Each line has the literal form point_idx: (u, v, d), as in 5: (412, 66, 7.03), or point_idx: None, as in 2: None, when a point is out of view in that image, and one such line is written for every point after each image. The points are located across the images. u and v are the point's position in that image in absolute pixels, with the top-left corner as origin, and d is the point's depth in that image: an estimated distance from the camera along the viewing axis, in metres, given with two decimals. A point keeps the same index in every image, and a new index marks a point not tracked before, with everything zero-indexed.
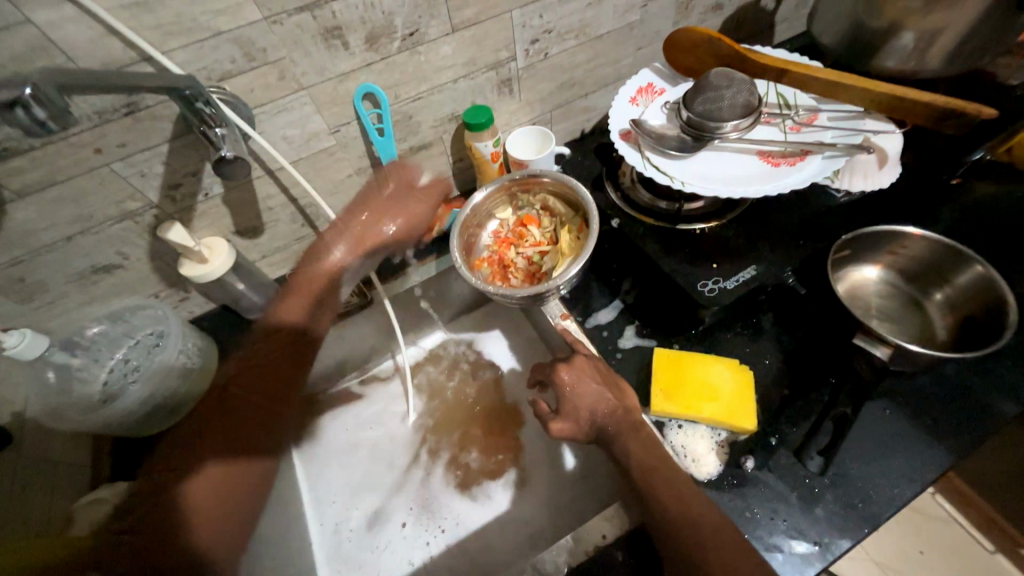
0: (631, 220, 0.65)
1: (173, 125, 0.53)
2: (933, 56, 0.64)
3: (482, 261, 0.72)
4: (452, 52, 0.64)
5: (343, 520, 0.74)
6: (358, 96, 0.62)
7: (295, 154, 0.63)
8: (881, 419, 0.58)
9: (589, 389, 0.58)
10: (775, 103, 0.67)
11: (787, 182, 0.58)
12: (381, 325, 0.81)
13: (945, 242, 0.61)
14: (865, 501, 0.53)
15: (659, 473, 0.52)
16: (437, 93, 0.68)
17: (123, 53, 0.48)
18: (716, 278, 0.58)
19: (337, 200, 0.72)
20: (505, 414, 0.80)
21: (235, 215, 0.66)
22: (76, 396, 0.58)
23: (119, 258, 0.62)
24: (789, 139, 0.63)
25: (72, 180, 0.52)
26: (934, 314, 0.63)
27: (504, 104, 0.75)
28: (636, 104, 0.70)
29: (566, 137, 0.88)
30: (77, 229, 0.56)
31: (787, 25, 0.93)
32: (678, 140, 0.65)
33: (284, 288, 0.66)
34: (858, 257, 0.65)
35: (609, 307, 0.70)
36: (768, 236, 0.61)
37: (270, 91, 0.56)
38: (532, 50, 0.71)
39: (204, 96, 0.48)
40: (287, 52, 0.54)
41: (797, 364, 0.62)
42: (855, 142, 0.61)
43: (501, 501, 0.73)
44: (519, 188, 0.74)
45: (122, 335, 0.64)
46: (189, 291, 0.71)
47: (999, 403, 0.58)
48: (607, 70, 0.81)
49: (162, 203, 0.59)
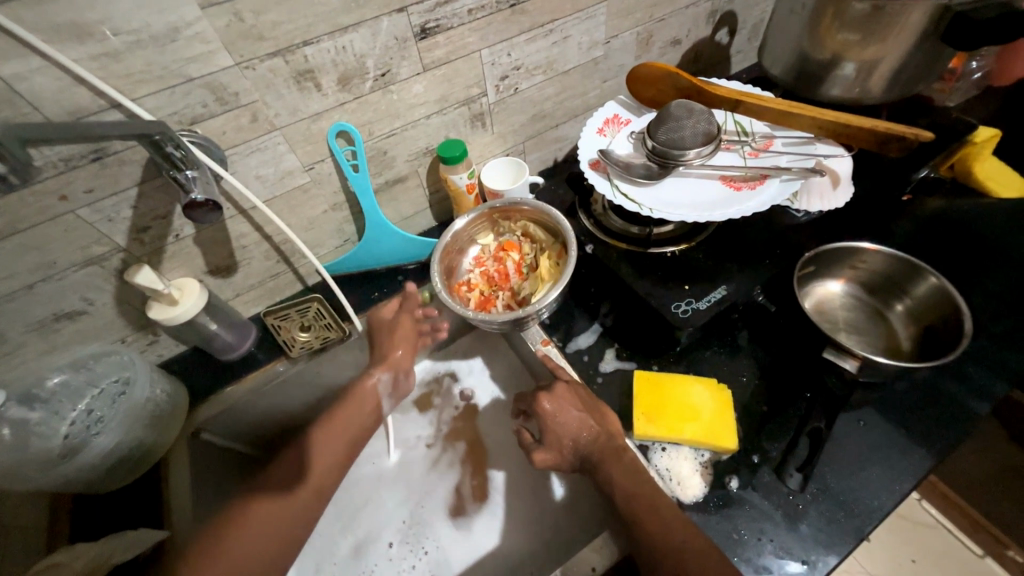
0: (605, 245, 0.67)
1: (142, 169, 0.53)
2: (874, 84, 0.69)
3: (463, 288, 0.73)
4: (424, 90, 0.66)
5: (326, 555, 0.72)
6: (331, 134, 0.63)
7: (269, 192, 0.63)
8: (858, 431, 0.59)
9: (571, 417, 0.58)
10: (734, 131, 0.71)
11: (748, 206, 0.61)
12: (360, 360, 0.79)
13: (900, 255, 0.64)
14: (848, 514, 0.53)
15: (644, 500, 0.52)
16: (411, 129, 0.69)
17: (91, 101, 0.48)
18: (689, 299, 0.60)
19: (314, 235, 0.72)
20: (491, 444, 0.79)
21: (207, 255, 0.65)
22: (35, 451, 0.57)
23: (84, 304, 0.59)
24: (748, 164, 0.66)
25: (36, 227, 0.51)
26: (897, 324, 0.66)
27: (478, 137, 0.77)
28: (603, 135, 0.73)
29: (540, 165, 0.90)
30: (38, 276, 0.54)
31: (741, 57, 0.99)
32: (644, 168, 0.67)
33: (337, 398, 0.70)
34: (822, 273, 0.68)
35: (588, 331, 0.70)
36: (736, 257, 0.63)
37: (243, 132, 0.57)
38: (502, 86, 0.73)
39: (175, 141, 0.48)
40: (260, 96, 0.55)
41: (773, 380, 0.63)
42: (808, 166, 0.65)
43: (487, 534, 0.72)
44: (500, 215, 0.76)
45: (85, 385, 0.61)
46: (159, 334, 0.68)
47: (966, 406, 0.60)
48: (576, 102, 0.84)
49: (130, 246, 0.58)
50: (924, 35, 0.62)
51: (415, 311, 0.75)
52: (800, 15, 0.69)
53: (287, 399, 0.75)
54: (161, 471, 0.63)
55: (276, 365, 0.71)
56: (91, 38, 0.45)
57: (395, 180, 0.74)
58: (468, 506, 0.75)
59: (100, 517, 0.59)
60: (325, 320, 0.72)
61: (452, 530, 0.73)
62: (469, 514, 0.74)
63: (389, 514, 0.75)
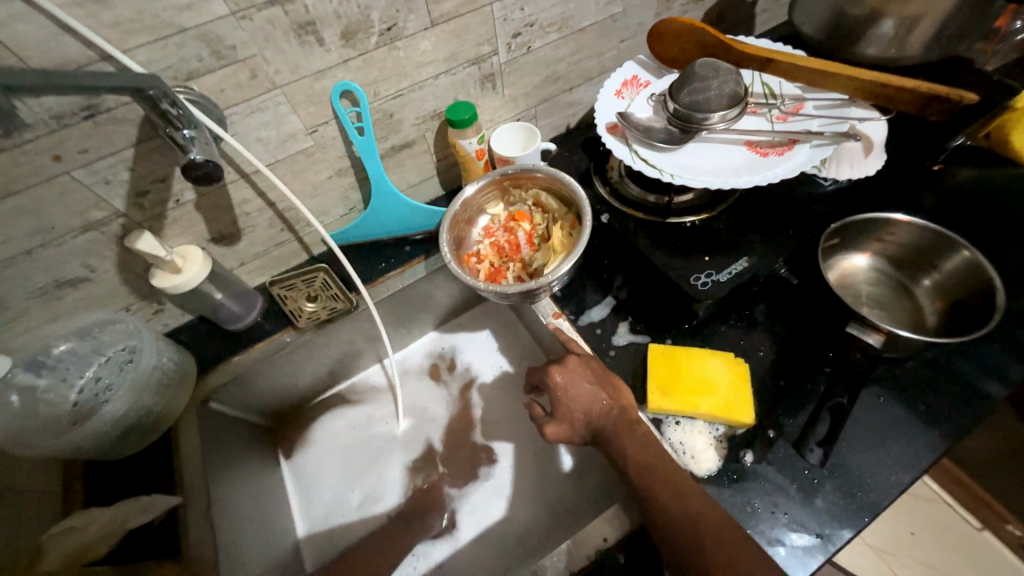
0: (621, 214, 0.64)
1: (137, 128, 0.50)
2: (913, 43, 0.64)
3: (472, 259, 0.71)
4: (432, 47, 0.62)
5: (333, 517, 0.73)
6: (336, 94, 0.59)
7: (271, 156, 0.61)
8: (877, 408, 0.58)
9: (583, 390, 0.57)
10: (761, 92, 0.66)
11: (776, 173, 0.58)
12: (368, 331, 0.78)
13: (933, 228, 0.61)
14: (865, 489, 0.53)
15: (659, 472, 0.51)
16: (419, 90, 0.66)
17: (80, 52, 0.45)
18: (708, 271, 0.57)
19: (318, 202, 0.70)
20: (501, 416, 0.79)
21: (209, 222, 0.63)
22: (46, 417, 0.56)
23: (85, 271, 0.58)
24: (776, 128, 0.62)
25: (31, 189, 0.49)
26: (923, 299, 0.63)
27: (488, 100, 0.74)
28: (621, 97, 0.69)
29: (551, 132, 0.86)
30: (37, 241, 0.53)
31: (768, 16, 0.93)
32: (665, 133, 0.64)
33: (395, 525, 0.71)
34: (847, 246, 0.66)
35: (601, 303, 0.69)
36: (759, 227, 0.60)
37: (242, 90, 0.54)
38: (514, 44, 0.69)
39: (170, 97, 0.45)
40: (258, 50, 0.52)
41: (792, 354, 0.62)
42: (842, 130, 0.61)
43: (496, 504, 0.72)
44: (511, 183, 0.73)
45: (91, 353, 0.60)
46: (163, 303, 0.67)
47: (984, 384, 0.58)
48: (591, 64, 0.80)
49: (130, 211, 0.56)
50: None
51: (488, 482, 0.74)
52: None
53: (296, 370, 0.75)
54: (169, 439, 0.62)
55: (283, 336, 0.71)
56: None
57: (402, 145, 0.71)
58: (476, 476, 0.75)
59: (112, 484, 0.58)
60: (332, 291, 0.70)
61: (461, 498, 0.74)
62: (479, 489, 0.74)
63: (398, 480, 0.75)
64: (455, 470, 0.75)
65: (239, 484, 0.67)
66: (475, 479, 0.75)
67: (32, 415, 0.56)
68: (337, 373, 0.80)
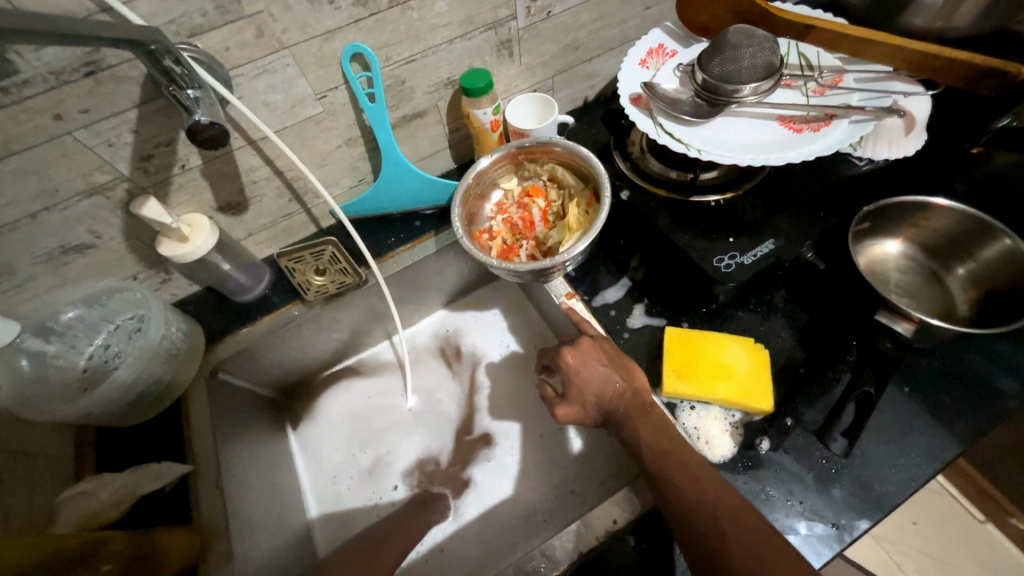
0: (642, 192, 0.61)
1: (140, 88, 0.48)
2: (964, 13, 0.60)
3: (484, 236, 0.69)
4: (448, 8, 0.59)
5: (340, 489, 0.74)
6: (346, 57, 0.56)
7: (279, 122, 0.58)
8: (900, 399, 0.56)
9: (595, 371, 0.56)
10: (797, 65, 0.62)
11: (811, 150, 0.55)
12: (376, 307, 0.76)
13: (973, 213, 0.57)
14: (883, 481, 0.52)
15: (673, 457, 0.50)
16: (432, 55, 0.62)
17: (77, 3, 0.42)
18: (733, 253, 0.55)
19: (327, 173, 0.68)
20: (510, 398, 0.78)
21: (216, 190, 0.61)
22: (55, 384, 0.56)
23: (91, 237, 0.57)
24: (812, 103, 0.59)
25: (32, 149, 0.47)
26: (955, 289, 0.60)
27: (504, 68, 0.70)
28: (646, 67, 0.65)
29: (568, 104, 0.83)
30: (41, 205, 0.51)
31: None
32: (692, 105, 0.60)
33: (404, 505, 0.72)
34: (878, 231, 0.63)
35: (616, 285, 0.67)
36: (787, 207, 0.57)
37: (248, 50, 0.51)
38: (534, 8, 0.65)
39: (172, 53, 0.43)
40: (265, 5, 0.49)
41: (814, 342, 0.59)
42: (885, 104, 0.57)
43: (504, 484, 0.72)
44: (526, 157, 0.70)
45: (100, 321, 0.60)
46: (171, 273, 0.67)
47: (1001, 381, 0.56)
48: (613, 32, 0.75)
49: (134, 175, 0.54)
50: None
51: (495, 460, 0.74)
52: None
53: (303, 345, 0.74)
54: (179, 408, 0.62)
55: (292, 309, 0.70)
56: None
57: (413, 115, 0.68)
58: (482, 454, 0.75)
59: (123, 450, 0.59)
60: (341, 265, 0.69)
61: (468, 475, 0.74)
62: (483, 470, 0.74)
63: (405, 456, 0.75)
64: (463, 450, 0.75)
65: (247, 455, 0.67)
66: (483, 457, 0.75)
67: (42, 381, 0.56)
68: (345, 348, 0.80)
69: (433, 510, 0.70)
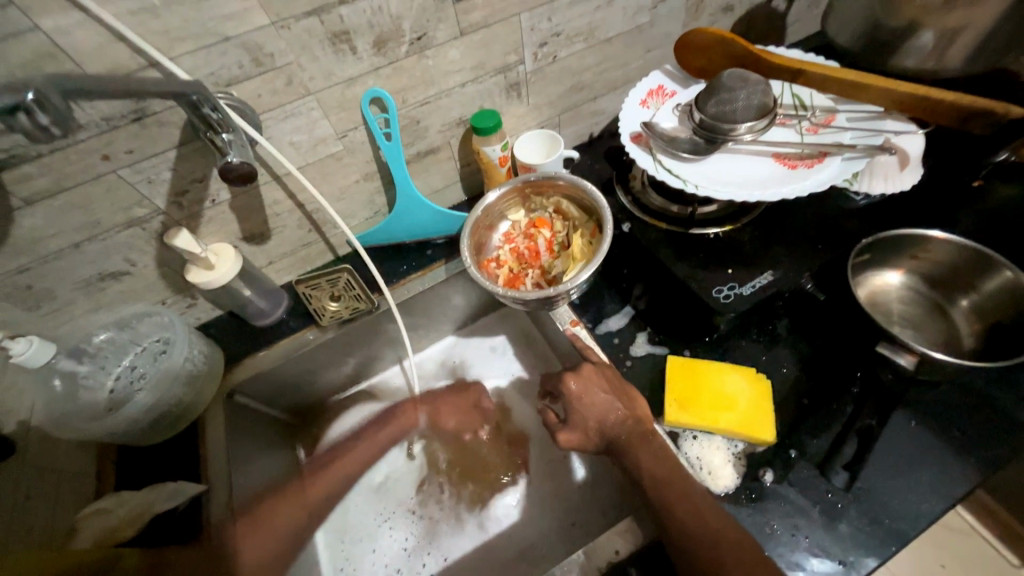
0: (643, 224, 0.64)
1: (180, 131, 0.53)
2: (954, 55, 0.62)
3: (492, 264, 0.71)
4: (460, 55, 0.64)
5: (349, 512, 0.74)
6: (365, 101, 0.61)
7: (303, 159, 0.63)
8: (908, 432, 0.56)
9: (597, 399, 0.57)
10: (791, 104, 0.65)
11: (804, 186, 0.56)
12: (387, 332, 0.79)
13: (972, 246, 0.58)
14: (893, 517, 0.51)
15: (675, 487, 0.51)
16: (445, 97, 0.67)
17: (131, 59, 0.47)
18: (732, 284, 0.56)
19: (345, 205, 0.72)
20: (515, 424, 0.79)
21: (242, 222, 0.65)
22: (83, 404, 0.59)
23: (127, 265, 0.61)
24: (806, 140, 0.61)
25: (80, 187, 0.52)
26: (960, 322, 0.61)
27: (513, 108, 0.74)
28: (646, 107, 0.68)
29: (575, 140, 0.87)
30: (84, 235, 0.56)
31: (800, 26, 0.91)
32: (690, 143, 0.63)
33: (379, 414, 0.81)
34: (878, 262, 0.63)
35: (619, 313, 0.68)
36: (785, 240, 0.59)
37: (277, 96, 0.56)
38: (541, 53, 0.70)
39: (211, 102, 0.48)
40: (295, 57, 0.54)
41: (817, 374, 0.60)
42: (875, 143, 0.59)
43: (508, 511, 0.72)
44: (533, 190, 0.73)
45: (128, 343, 0.63)
46: (196, 298, 0.70)
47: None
48: (616, 74, 0.80)
49: (169, 209, 0.59)
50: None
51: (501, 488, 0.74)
52: None
53: (317, 368, 0.76)
54: (197, 429, 0.65)
55: (307, 333, 0.73)
56: None
57: (427, 151, 0.73)
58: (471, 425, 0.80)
59: (143, 470, 0.61)
60: (355, 291, 0.71)
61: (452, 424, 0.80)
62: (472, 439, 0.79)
63: (412, 480, 0.76)
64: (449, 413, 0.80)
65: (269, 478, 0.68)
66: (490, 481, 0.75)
67: (73, 400, 0.59)
68: (356, 373, 0.82)
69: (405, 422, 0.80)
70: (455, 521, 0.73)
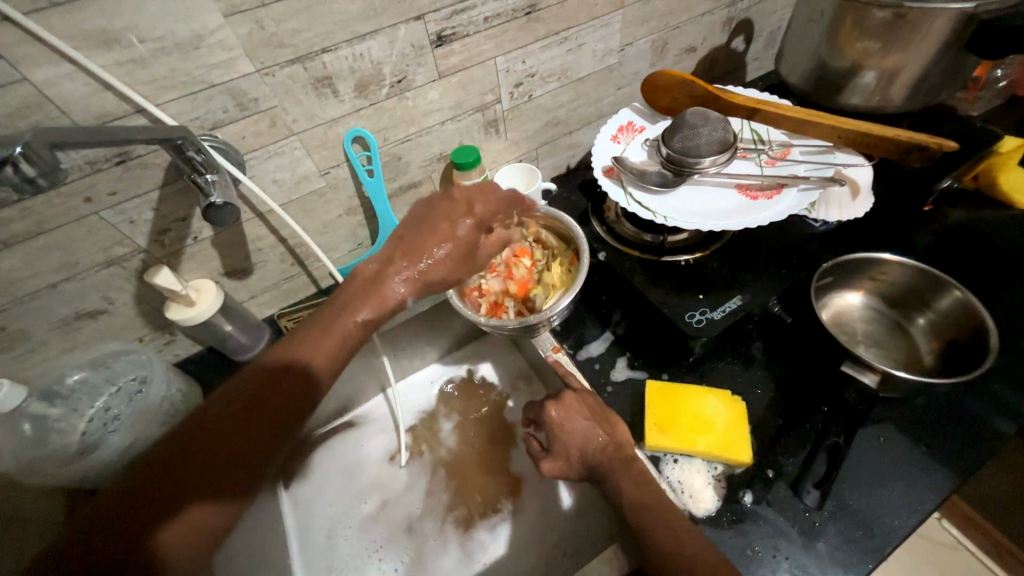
0: (618, 253, 0.66)
1: (163, 172, 0.54)
2: (894, 94, 0.68)
3: (474, 293, 0.72)
4: (439, 96, 0.67)
5: (332, 545, 0.73)
6: (347, 139, 0.63)
7: (285, 196, 0.64)
8: (879, 448, 0.58)
9: (578, 425, 0.58)
10: (750, 139, 0.70)
11: (766, 215, 0.60)
12: (371, 362, 0.79)
13: (923, 267, 0.62)
14: (869, 533, 0.52)
15: (655, 510, 0.51)
16: (426, 135, 0.70)
17: (117, 106, 0.49)
18: (703, 309, 0.59)
19: (328, 239, 0.73)
20: (501, 451, 0.79)
21: (224, 258, 0.66)
22: (52, 448, 0.57)
23: (105, 303, 0.61)
24: (765, 172, 0.65)
25: (60, 228, 0.52)
26: (920, 339, 0.64)
27: (491, 143, 0.78)
28: (617, 142, 0.72)
29: (552, 171, 0.90)
30: (61, 276, 0.56)
31: (757, 65, 0.98)
32: (659, 175, 0.66)
33: (354, 283, 0.61)
34: (841, 284, 0.67)
35: (599, 339, 0.70)
36: (752, 266, 0.62)
37: (261, 137, 0.58)
38: (516, 93, 0.74)
39: (196, 145, 0.50)
40: (279, 102, 0.56)
41: (790, 395, 0.62)
42: (828, 175, 0.64)
43: (495, 542, 0.71)
44: (513, 221, 0.76)
45: (104, 382, 0.62)
46: (175, 334, 0.70)
47: (993, 422, 0.58)
48: (589, 109, 0.84)
49: (150, 247, 0.59)
50: (947, 45, 0.61)
51: (485, 517, 0.73)
52: (818, 22, 0.68)
53: None
54: None
55: None
56: (118, 45, 0.46)
57: (409, 185, 0.75)
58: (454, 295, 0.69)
59: None
60: None
61: (442, 286, 0.65)
62: (465, 236, 0.64)
63: (394, 512, 0.75)
64: (442, 265, 0.63)
65: (252, 520, 0.66)
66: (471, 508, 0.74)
67: (40, 444, 0.56)
68: (338, 406, 0.81)
69: (386, 299, 0.60)
70: (437, 553, 0.71)
